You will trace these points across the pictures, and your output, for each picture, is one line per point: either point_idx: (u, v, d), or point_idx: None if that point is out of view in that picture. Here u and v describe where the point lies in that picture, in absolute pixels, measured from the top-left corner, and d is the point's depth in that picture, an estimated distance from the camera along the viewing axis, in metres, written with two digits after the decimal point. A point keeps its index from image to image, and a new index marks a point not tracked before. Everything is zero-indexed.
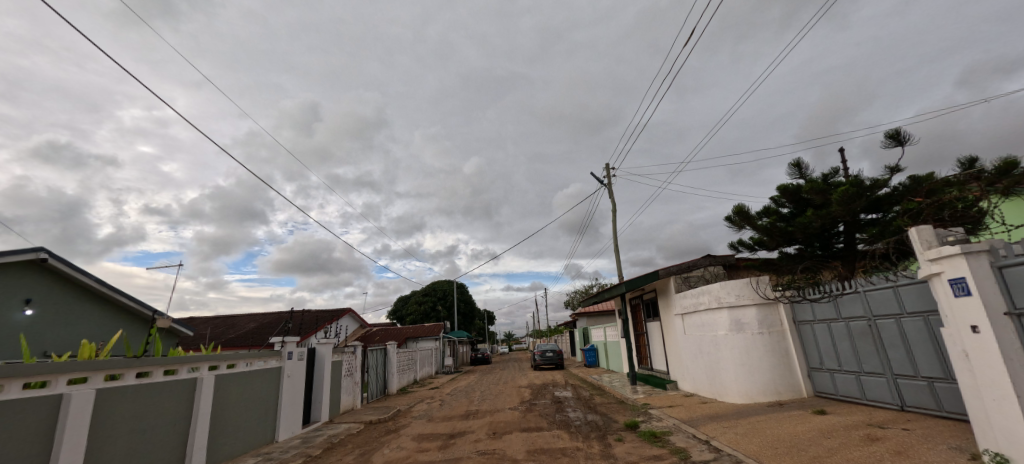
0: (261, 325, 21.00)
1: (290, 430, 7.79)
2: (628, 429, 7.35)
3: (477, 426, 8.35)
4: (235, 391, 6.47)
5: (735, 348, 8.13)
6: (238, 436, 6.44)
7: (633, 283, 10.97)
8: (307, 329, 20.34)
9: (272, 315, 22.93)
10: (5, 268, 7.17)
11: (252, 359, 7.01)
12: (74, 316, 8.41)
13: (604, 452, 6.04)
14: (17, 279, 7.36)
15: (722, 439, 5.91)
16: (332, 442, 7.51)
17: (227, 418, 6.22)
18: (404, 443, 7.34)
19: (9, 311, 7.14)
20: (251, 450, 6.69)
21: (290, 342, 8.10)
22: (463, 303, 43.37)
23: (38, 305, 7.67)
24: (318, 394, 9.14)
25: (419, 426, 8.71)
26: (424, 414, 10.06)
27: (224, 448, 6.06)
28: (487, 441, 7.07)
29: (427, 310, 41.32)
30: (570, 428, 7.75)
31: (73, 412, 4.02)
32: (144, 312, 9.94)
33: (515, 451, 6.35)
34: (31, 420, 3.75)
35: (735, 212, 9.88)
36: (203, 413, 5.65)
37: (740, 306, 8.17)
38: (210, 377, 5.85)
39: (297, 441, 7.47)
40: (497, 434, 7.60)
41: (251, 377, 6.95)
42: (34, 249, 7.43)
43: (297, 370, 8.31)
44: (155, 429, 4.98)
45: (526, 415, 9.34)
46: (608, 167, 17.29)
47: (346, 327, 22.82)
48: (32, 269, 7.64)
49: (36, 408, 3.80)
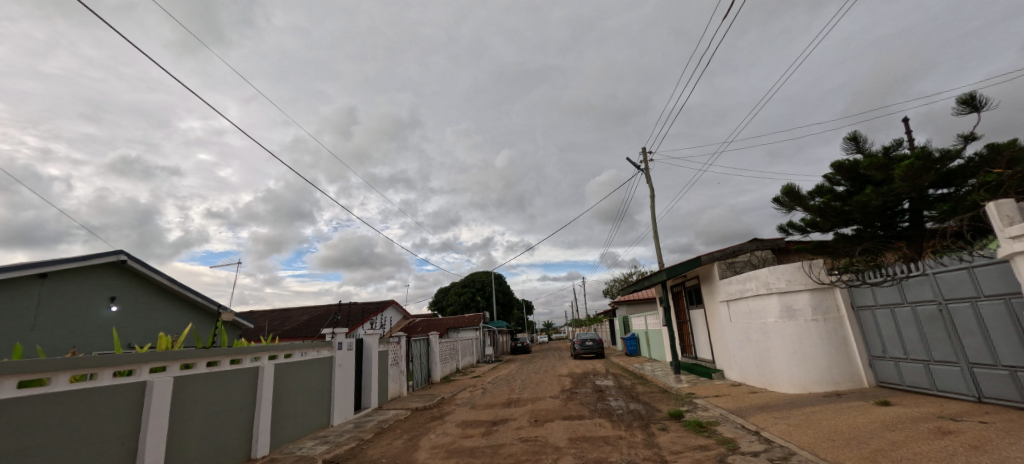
0: (313, 317, 22.33)
1: (342, 415, 8.28)
2: (673, 418, 7.22)
3: (520, 414, 8.50)
4: (292, 380, 6.91)
5: (786, 335, 7.75)
6: (297, 420, 6.92)
7: (673, 271, 10.71)
8: (356, 320, 21.48)
9: (322, 308, 24.24)
10: (91, 269, 8.02)
11: (306, 349, 7.47)
12: (152, 312, 9.29)
13: (647, 441, 5.99)
14: (103, 278, 8.21)
15: (773, 430, 5.68)
16: (382, 427, 7.92)
17: (287, 404, 6.70)
18: (449, 429, 7.61)
19: (96, 308, 8.01)
20: (309, 433, 7.18)
21: (339, 333, 8.55)
22: (501, 294, 43.95)
23: (122, 303, 8.56)
24: (366, 383, 9.62)
25: (463, 413, 8.99)
26: (467, 402, 10.34)
27: (284, 431, 6.54)
28: (528, 429, 7.19)
29: (466, 300, 42.21)
30: (612, 417, 7.72)
31: (155, 398, 4.47)
32: (209, 308, 10.76)
33: (557, 439, 6.42)
34: (120, 404, 4.19)
35: (784, 193, 9.28)
36: (265, 399, 6.11)
37: (792, 291, 7.76)
38: (269, 366, 6.29)
39: (350, 426, 7.94)
40: (539, 422, 7.71)
41: (307, 366, 7.41)
42: (115, 252, 8.24)
43: (347, 359, 8.78)
44: (225, 413, 5.44)
45: (567, 403, 9.38)
46: (644, 150, 16.68)
47: (390, 318, 23.79)
48: (115, 270, 8.48)
49: (124, 393, 4.24)
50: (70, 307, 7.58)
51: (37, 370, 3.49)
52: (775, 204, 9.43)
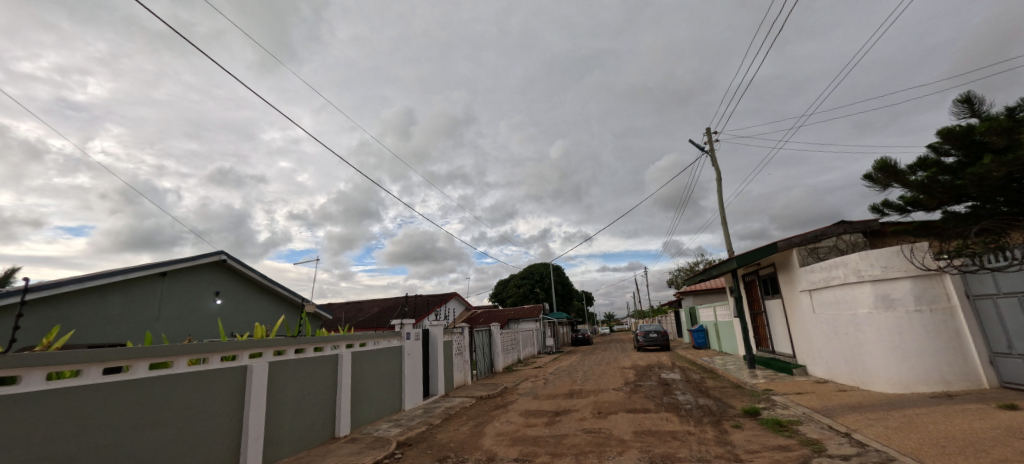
0: (383, 309, 23.87)
1: (413, 401, 8.80)
2: (747, 416, 6.79)
3: (582, 405, 8.46)
4: (367, 367, 7.46)
5: (882, 328, 6.93)
6: (373, 404, 7.47)
7: (745, 259, 10.00)
8: (421, 312, 22.64)
9: (391, 300, 25.81)
10: (200, 267, 9.24)
11: (379, 339, 8.01)
12: (250, 304, 10.51)
13: (719, 438, 5.69)
14: (209, 276, 9.43)
15: (867, 432, 5.13)
16: (450, 413, 8.30)
17: (363, 389, 7.26)
18: (513, 417, 7.79)
19: (204, 302, 9.23)
20: (383, 417, 7.74)
21: (407, 324, 9.05)
22: (560, 285, 43.81)
23: (225, 297, 9.77)
24: (433, 371, 10.12)
25: (526, 403, 9.15)
26: (529, 392, 10.50)
27: (362, 414, 7.10)
28: (591, 420, 7.14)
29: (526, 292, 42.64)
30: (680, 411, 7.43)
31: (255, 380, 5.06)
32: (296, 301, 11.93)
33: (621, 431, 6.32)
34: (228, 384, 4.80)
35: (877, 168, 8.25)
36: (345, 384, 6.67)
37: (889, 279, 6.90)
38: (347, 353, 6.84)
39: (420, 411, 8.42)
40: (602, 414, 7.64)
41: (380, 354, 7.96)
42: (217, 252, 9.39)
43: (415, 349, 9.29)
44: (312, 396, 6.03)
45: (631, 396, 9.18)
46: (708, 130, 15.60)
47: (453, 310, 24.74)
48: (218, 268, 9.70)
49: (231, 375, 4.85)
50: (185, 301, 8.82)
51: (162, 354, 4.09)
52: (865, 182, 8.43)
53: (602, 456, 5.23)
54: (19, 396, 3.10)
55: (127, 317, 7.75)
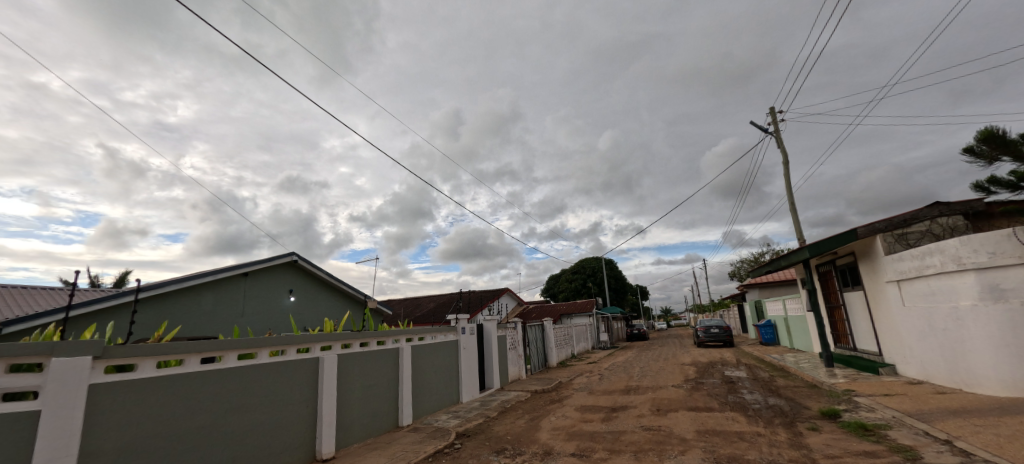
0: (439, 305, 24.73)
1: (470, 394, 9.07)
2: (825, 418, 6.26)
3: (640, 402, 8.24)
4: (426, 360, 7.77)
5: (991, 323, 6.07)
6: (432, 396, 7.79)
7: (818, 248, 9.18)
8: (475, 307, 23.19)
9: (446, 296, 26.69)
10: (275, 268, 10.10)
11: (436, 333, 8.32)
12: (319, 301, 11.33)
13: (792, 440, 5.30)
14: (283, 275, 10.29)
15: (974, 441, 4.52)
16: (506, 406, 8.45)
17: (423, 381, 7.59)
18: (569, 412, 7.77)
19: (280, 299, 10.09)
20: (442, 408, 8.05)
21: (462, 319, 9.30)
22: (613, 279, 42.86)
23: (297, 294, 10.62)
24: (488, 365, 10.34)
25: (581, 398, 9.09)
26: (584, 387, 10.42)
27: (422, 405, 7.44)
28: (650, 418, 6.94)
29: (578, 287, 42.19)
30: (747, 411, 7.01)
31: (326, 371, 5.46)
32: (360, 298, 12.69)
33: (683, 430, 6.09)
34: (304, 374, 5.22)
35: (981, 140, 7.24)
36: (406, 376, 7.01)
37: (999, 267, 6.03)
38: (407, 347, 7.17)
39: (477, 403, 8.65)
40: (662, 411, 7.40)
41: (437, 348, 8.27)
42: (289, 254, 10.22)
43: (470, 343, 9.53)
44: (376, 386, 6.40)
45: (692, 393, 8.81)
46: (772, 110, 14.45)
47: (505, 305, 25.09)
48: (291, 268, 10.56)
49: (306, 366, 5.26)
50: (264, 298, 9.70)
51: (247, 345, 4.54)
52: (966, 156, 7.45)
53: (662, 454, 5.07)
54: (134, 380, 3.58)
55: (217, 312, 8.70)
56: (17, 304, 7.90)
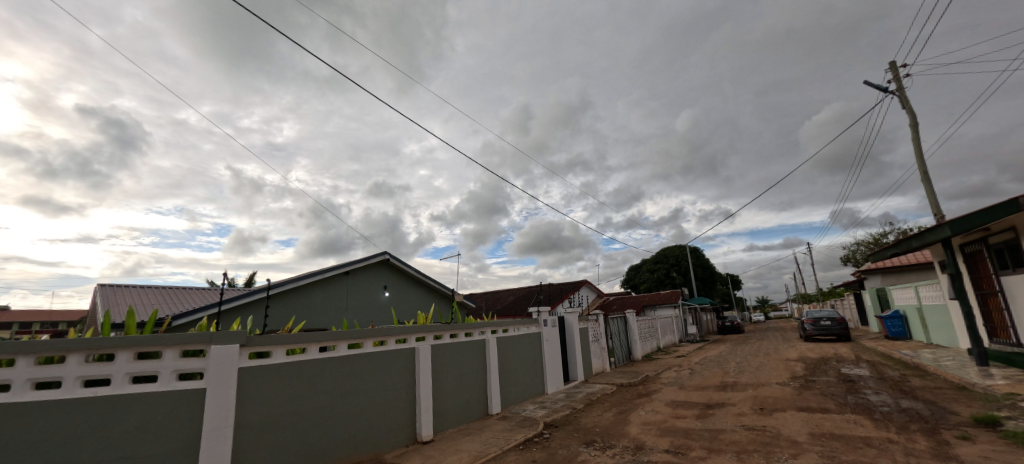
0: (519, 298, 25.24)
1: (554, 385, 9.15)
2: (981, 426, 5.24)
3: (739, 400, 7.63)
4: (511, 351, 8.00)
5: None
6: (518, 386, 8.00)
7: (963, 223, 7.67)
8: (555, 299, 23.27)
9: (525, 289, 27.15)
10: (372, 267, 11.09)
11: (519, 325, 8.51)
12: (411, 296, 12.21)
13: (936, 450, 4.52)
14: (379, 273, 11.26)
15: None
16: (592, 399, 8.37)
17: (509, 371, 7.82)
18: (659, 407, 7.46)
19: (377, 295, 11.07)
20: (529, 398, 8.23)
21: (544, 311, 9.38)
22: (701, 269, 40.05)
23: (391, 290, 11.55)
24: (571, 357, 10.34)
25: (671, 393, 8.66)
26: (674, 382, 9.91)
27: (509, 395, 7.68)
28: (753, 417, 6.39)
29: (661, 277, 40.18)
30: (873, 414, 6.13)
31: (422, 360, 5.86)
32: (447, 292, 13.38)
33: (793, 432, 5.52)
34: (403, 363, 5.66)
35: None
36: (493, 366, 7.28)
37: None
38: (493, 339, 7.43)
39: (562, 395, 8.70)
40: (766, 410, 6.78)
41: (521, 340, 8.45)
42: (382, 253, 11.15)
43: (552, 335, 9.59)
44: (467, 376, 6.74)
45: (801, 392, 7.93)
46: (893, 65, 12.30)
47: (585, 297, 24.80)
48: (385, 266, 11.51)
49: (404, 356, 5.69)
50: (364, 294, 10.71)
51: (355, 336, 5.03)
52: None
53: (770, 457, 4.64)
54: (270, 365, 4.17)
55: (326, 307, 9.81)
56: (182, 302, 9.70)
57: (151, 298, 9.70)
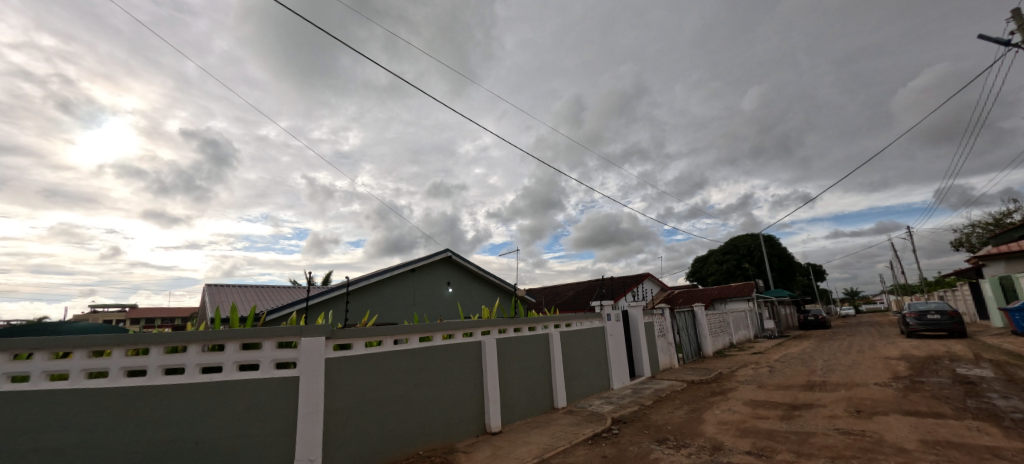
0: (580, 292, 24.98)
1: (620, 381, 8.94)
2: None
3: (830, 401, 6.93)
4: (575, 346, 7.93)
5: None
6: (584, 381, 7.92)
7: None
8: (617, 293, 22.72)
9: (585, 283, 26.79)
10: (435, 263, 11.54)
11: (582, 319, 8.41)
12: (473, 292, 12.51)
13: None
14: (442, 269, 11.68)
15: None
16: (661, 395, 8.06)
17: (573, 366, 7.76)
18: (736, 406, 7.00)
19: (441, 290, 11.49)
20: (594, 394, 8.12)
21: (607, 305, 9.18)
22: (777, 258, 36.91)
23: (454, 286, 11.93)
24: (637, 352, 10.03)
25: (749, 392, 8.09)
26: (752, 380, 9.25)
27: (575, 389, 7.63)
28: (848, 420, 5.78)
29: (731, 269, 37.66)
30: (1003, 422, 5.27)
31: (488, 353, 5.99)
32: (507, 287, 13.55)
33: (899, 438, 4.91)
34: (471, 356, 5.82)
35: None
36: (557, 360, 7.27)
37: None
38: (556, 333, 7.41)
39: (629, 391, 8.47)
40: (864, 413, 6.09)
41: (585, 334, 8.34)
42: (444, 250, 11.56)
43: (617, 330, 9.36)
44: (532, 370, 6.79)
45: (907, 394, 7.03)
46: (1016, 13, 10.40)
47: (648, 291, 23.93)
48: (448, 263, 11.91)
49: (472, 349, 5.86)
50: (429, 290, 11.17)
51: (425, 330, 5.27)
52: None
53: None
54: (352, 356, 4.49)
55: (396, 302, 10.39)
56: (274, 299, 10.81)
57: (249, 296, 10.91)
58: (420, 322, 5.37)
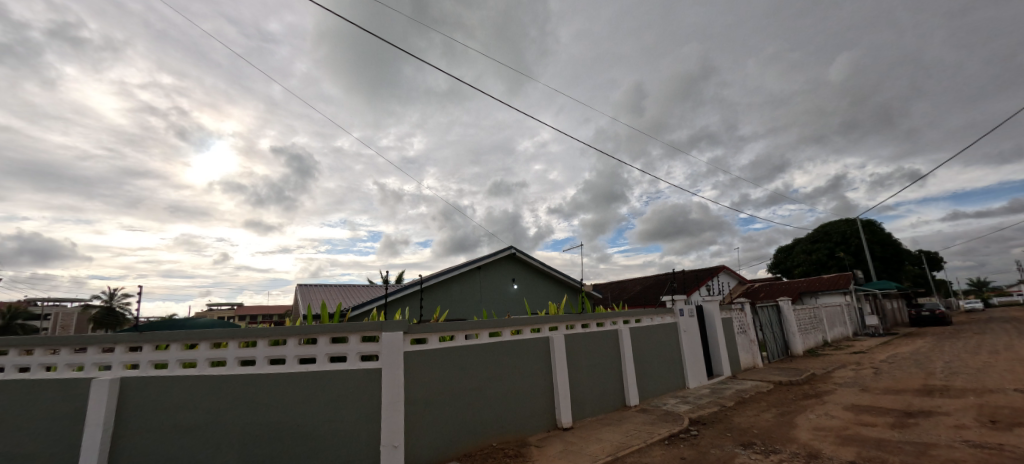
0: (648, 287, 24.06)
1: (697, 380, 8.47)
2: None
3: (956, 409, 5.98)
4: (646, 342, 7.64)
5: None
6: (657, 379, 7.62)
7: None
8: (689, 287, 21.54)
9: (653, 277, 25.72)
10: (499, 261, 11.75)
11: (653, 315, 8.08)
12: (538, 288, 12.56)
13: None
14: (506, 266, 11.86)
15: None
16: (744, 396, 7.50)
17: (645, 363, 7.49)
18: (835, 411, 6.30)
19: (507, 287, 11.69)
20: (669, 392, 7.78)
21: (679, 300, 8.73)
22: (879, 246, 32.57)
23: (519, 282, 12.06)
24: (715, 349, 9.43)
25: (850, 395, 7.24)
26: (853, 382, 8.26)
27: (647, 387, 7.37)
28: (982, 431, 4.94)
29: (821, 259, 33.95)
30: None
31: (557, 349, 5.98)
32: (573, 283, 13.40)
33: None
34: (539, 351, 5.85)
35: None
36: (628, 357, 7.06)
37: None
38: (625, 329, 7.19)
39: (707, 390, 7.99)
40: (1002, 424, 5.17)
41: (656, 330, 8.00)
42: (508, 247, 11.73)
43: (691, 326, 8.86)
44: (602, 366, 6.66)
45: None
46: None
47: (725, 284, 22.37)
48: (511, 260, 12.07)
49: (540, 344, 5.89)
50: (495, 287, 11.41)
51: (494, 325, 5.39)
52: None
53: None
54: (428, 350, 4.71)
55: (464, 299, 10.76)
56: (356, 296, 11.74)
57: (334, 294, 11.95)
58: (488, 318, 5.51)
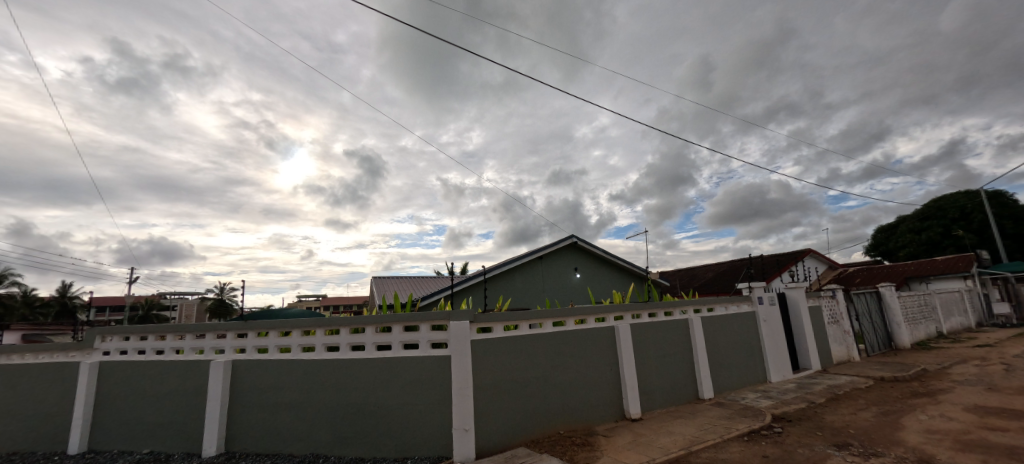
0: (722, 273, 22.55)
1: (780, 373, 7.82)
2: None
3: None
4: (721, 333, 7.20)
5: None
6: (733, 372, 7.17)
7: None
8: (769, 273, 19.86)
9: (727, 263, 24.04)
10: (561, 249, 11.70)
11: (728, 303, 7.57)
12: (601, 276, 12.32)
13: None
14: (568, 255, 11.78)
15: None
16: (837, 393, 6.78)
17: (720, 355, 7.07)
18: (952, 413, 5.50)
19: (568, 276, 11.61)
20: (747, 386, 7.28)
21: (757, 287, 8.08)
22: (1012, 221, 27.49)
23: (581, 271, 11.92)
24: (800, 341, 8.62)
25: (973, 395, 6.25)
26: (977, 380, 7.12)
27: (723, 380, 6.95)
28: None
29: (933, 239, 29.48)
30: None
31: (623, 338, 5.85)
32: (638, 271, 12.95)
33: None
34: (604, 340, 5.76)
35: None
36: (700, 348, 6.71)
37: None
38: (696, 319, 6.83)
39: (793, 385, 7.35)
40: None
41: (732, 320, 7.50)
42: (569, 236, 11.65)
43: (772, 315, 8.17)
44: (671, 357, 6.40)
45: None
46: None
47: (811, 269, 20.29)
48: (573, 249, 11.96)
49: (605, 334, 5.80)
50: (557, 276, 11.40)
51: (558, 314, 5.39)
52: None
53: None
54: (494, 339, 4.84)
55: (527, 288, 10.88)
56: (425, 287, 12.36)
57: (405, 285, 12.67)
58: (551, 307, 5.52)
